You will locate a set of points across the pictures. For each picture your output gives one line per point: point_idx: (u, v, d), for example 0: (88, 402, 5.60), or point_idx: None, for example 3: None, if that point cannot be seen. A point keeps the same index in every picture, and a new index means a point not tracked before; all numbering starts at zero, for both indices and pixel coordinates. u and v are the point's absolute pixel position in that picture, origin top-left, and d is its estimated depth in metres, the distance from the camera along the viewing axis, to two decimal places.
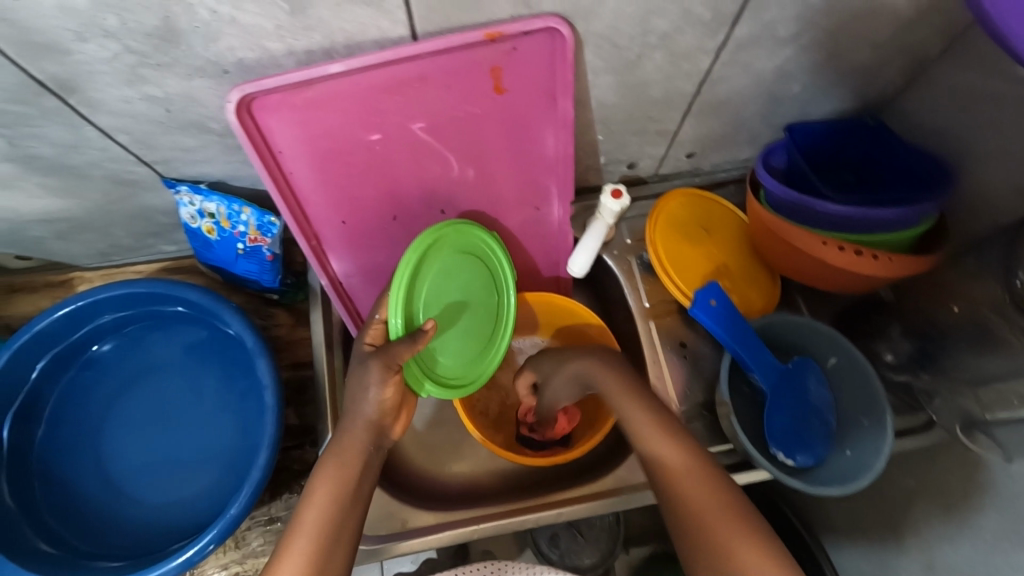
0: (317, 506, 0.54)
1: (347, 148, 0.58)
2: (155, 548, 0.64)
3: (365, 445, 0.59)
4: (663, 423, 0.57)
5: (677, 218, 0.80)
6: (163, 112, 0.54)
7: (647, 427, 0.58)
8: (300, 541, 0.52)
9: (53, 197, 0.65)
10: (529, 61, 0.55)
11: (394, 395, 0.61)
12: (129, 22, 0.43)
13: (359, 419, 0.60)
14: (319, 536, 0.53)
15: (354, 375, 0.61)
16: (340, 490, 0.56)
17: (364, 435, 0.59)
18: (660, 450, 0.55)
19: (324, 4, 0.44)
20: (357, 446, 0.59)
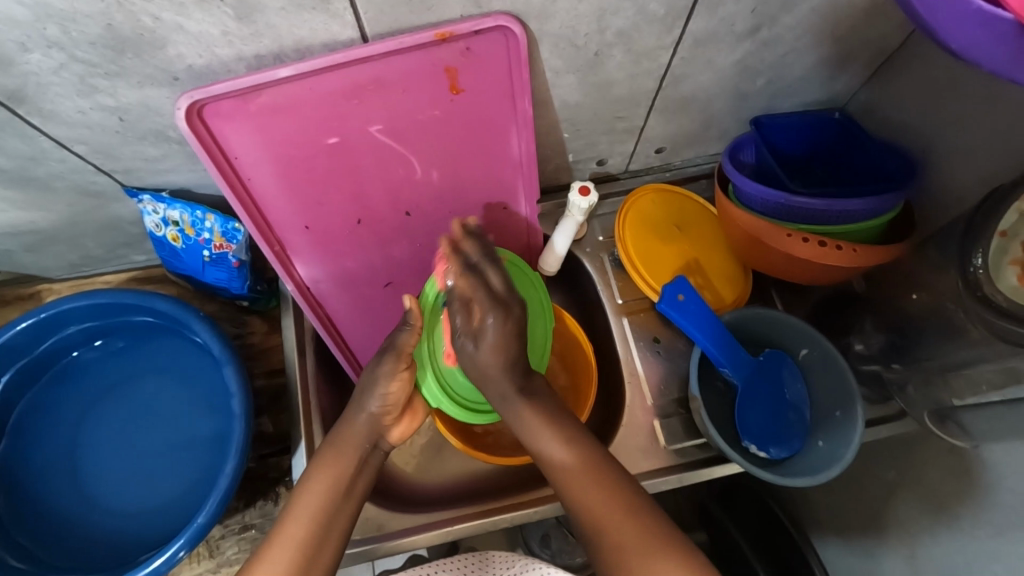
0: (312, 499, 0.55)
1: (306, 152, 0.57)
2: (127, 558, 0.64)
3: (362, 443, 0.60)
4: (555, 420, 0.59)
5: (648, 214, 0.81)
6: (119, 122, 0.53)
7: (542, 422, 0.59)
8: (292, 531, 0.53)
9: (15, 209, 0.64)
10: (485, 62, 0.55)
11: (400, 394, 0.62)
12: (73, 31, 0.43)
13: (362, 413, 0.61)
14: (310, 528, 0.54)
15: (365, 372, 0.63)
16: (335, 484, 0.57)
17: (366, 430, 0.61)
18: (552, 451, 0.57)
19: (270, 8, 0.44)
20: (355, 443, 0.60)
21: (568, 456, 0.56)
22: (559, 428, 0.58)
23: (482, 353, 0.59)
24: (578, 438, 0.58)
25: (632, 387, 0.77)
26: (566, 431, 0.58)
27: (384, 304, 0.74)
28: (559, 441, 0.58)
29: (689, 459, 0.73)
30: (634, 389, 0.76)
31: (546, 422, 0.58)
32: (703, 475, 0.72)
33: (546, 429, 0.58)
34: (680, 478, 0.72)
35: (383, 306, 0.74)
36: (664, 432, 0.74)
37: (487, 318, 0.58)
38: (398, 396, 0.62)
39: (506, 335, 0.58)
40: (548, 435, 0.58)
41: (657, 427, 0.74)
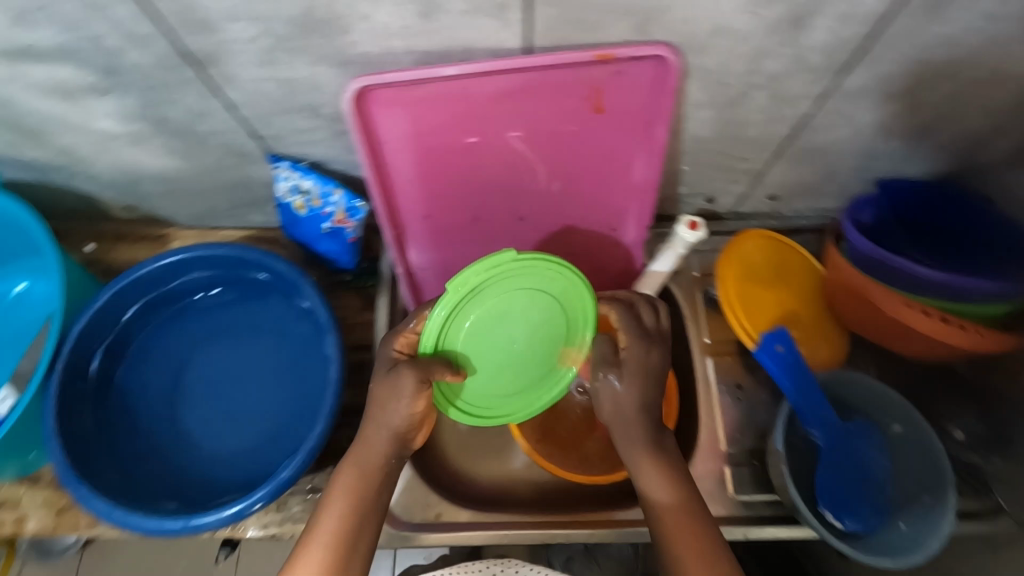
0: (334, 510, 0.56)
1: (445, 147, 0.59)
2: (210, 497, 0.68)
3: (388, 454, 0.59)
4: (659, 451, 0.57)
5: (751, 258, 0.78)
6: (285, 93, 0.58)
7: (650, 461, 0.57)
8: (319, 537, 0.54)
9: (171, 157, 0.70)
10: (633, 87, 0.56)
11: (423, 411, 0.59)
12: (277, 9, 0.47)
13: (379, 433, 0.58)
14: (331, 538, 0.54)
15: (376, 393, 0.59)
16: (357, 494, 0.56)
17: (384, 443, 0.58)
18: (652, 489, 0.56)
19: (453, 11, 0.47)
20: (374, 456, 0.58)
21: (669, 494, 0.55)
22: (661, 458, 0.57)
23: (613, 392, 0.59)
24: (676, 470, 0.56)
25: (707, 428, 0.76)
26: (669, 470, 0.56)
27: None
28: (662, 482, 0.56)
29: (756, 512, 0.71)
30: (708, 431, 0.76)
31: (654, 463, 0.56)
32: (766, 533, 0.70)
33: (648, 467, 0.56)
34: (745, 531, 0.69)
35: None
36: (734, 480, 0.73)
37: (629, 347, 0.60)
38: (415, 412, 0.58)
39: (645, 370, 0.59)
40: (650, 467, 0.56)
41: (728, 474, 0.73)
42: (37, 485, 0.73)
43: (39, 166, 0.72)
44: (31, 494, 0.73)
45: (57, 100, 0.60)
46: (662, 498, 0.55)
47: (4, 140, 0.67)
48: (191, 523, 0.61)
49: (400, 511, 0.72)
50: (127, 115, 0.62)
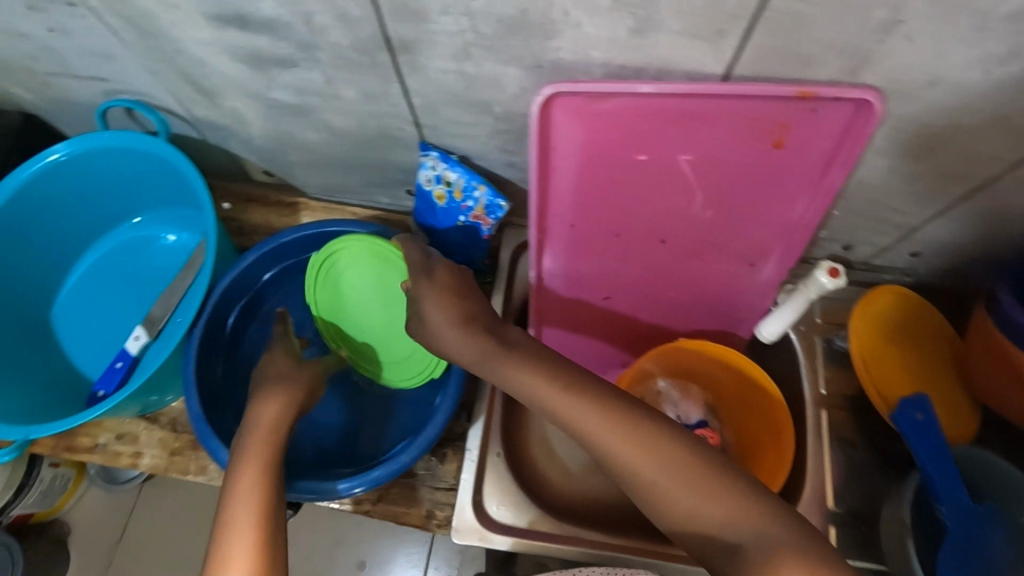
0: (248, 499, 0.51)
1: (612, 161, 0.59)
2: (327, 466, 0.71)
3: (279, 432, 0.57)
4: (661, 445, 0.46)
5: (884, 315, 0.74)
6: (463, 87, 0.58)
7: (650, 468, 0.45)
8: (240, 532, 0.49)
9: (326, 132, 0.72)
10: (822, 127, 0.54)
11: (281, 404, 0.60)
12: (492, 8, 0.48)
13: (278, 412, 0.59)
14: (257, 524, 0.49)
15: (257, 391, 0.62)
16: (265, 481, 0.53)
17: (270, 435, 0.57)
18: (691, 502, 0.44)
19: (666, 31, 0.47)
20: (275, 448, 0.56)
21: (724, 517, 0.42)
22: (667, 456, 0.45)
23: (580, 424, 0.48)
24: (696, 463, 0.45)
25: (813, 481, 0.73)
26: (681, 468, 0.45)
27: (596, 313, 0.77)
28: (703, 498, 0.43)
29: None
30: (814, 484, 0.73)
31: (671, 468, 0.45)
32: None
33: (659, 467, 0.45)
34: None
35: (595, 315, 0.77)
36: (839, 541, 0.69)
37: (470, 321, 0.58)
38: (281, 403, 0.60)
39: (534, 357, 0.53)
40: (668, 475, 0.45)
41: (833, 534, 0.70)
42: (156, 424, 0.77)
43: (203, 124, 0.75)
44: (149, 432, 0.77)
45: (244, 67, 0.62)
46: (711, 519, 0.43)
47: (181, 96, 0.70)
48: (312, 488, 0.64)
49: (490, 511, 0.72)
50: (304, 88, 0.64)
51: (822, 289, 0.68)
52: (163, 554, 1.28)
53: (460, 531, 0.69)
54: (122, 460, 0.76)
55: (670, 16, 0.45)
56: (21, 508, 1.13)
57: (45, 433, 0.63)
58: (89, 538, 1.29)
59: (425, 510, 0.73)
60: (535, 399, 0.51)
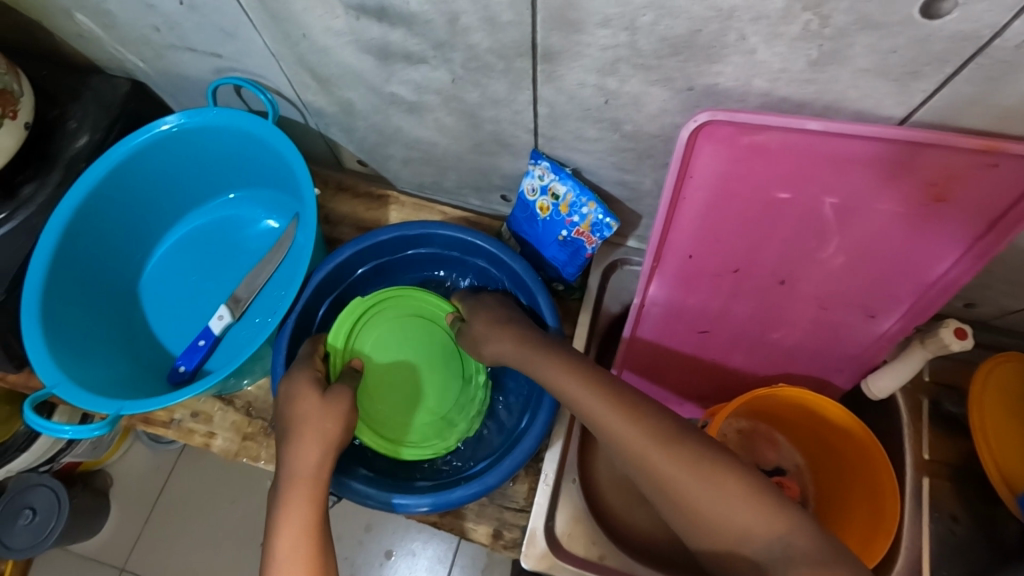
0: (291, 535, 0.53)
1: (749, 195, 0.56)
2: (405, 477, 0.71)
3: (328, 454, 0.58)
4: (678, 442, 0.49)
5: (1008, 383, 0.68)
6: (599, 102, 0.55)
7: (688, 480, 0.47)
8: (291, 558, 0.52)
9: (434, 131, 0.70)
10: (997, 186, 0.49)
11: (324, 415, 0.60)
12: (661, 26, 0.44)
13: (320, 453, 0.57)
14: (307, 545, 0.52)
15: (299, 400, 0.61)
16: (314, 521, 0.54)
17: (319, 452, 0.57)
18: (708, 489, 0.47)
19: (851, 67, 0.43)
20: (318, 465, 0.57)
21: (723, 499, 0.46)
22: (707, 473, 0.47)
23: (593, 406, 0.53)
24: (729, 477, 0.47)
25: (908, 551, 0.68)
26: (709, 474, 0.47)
27: (690, 347, 0.74)
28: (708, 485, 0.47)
29: None
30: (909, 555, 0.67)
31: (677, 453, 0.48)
32: None
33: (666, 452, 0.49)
34: None
35: (688, 349, 0.74)
36: None
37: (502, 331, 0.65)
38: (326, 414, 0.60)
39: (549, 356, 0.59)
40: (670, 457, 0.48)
41: None
42: (231, 405, 0.76)
43: (309, 110, 0.74)
44: (224, 414, 0.76)
45: (368, 60, 0.60)
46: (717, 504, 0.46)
47: (294, 80, 0.68)
48: (390, 500, 0.63)
49: (560, 538, 0.70)
50: (424, 86, 0.62)
51: (943, 344, 0.61)
52: (201, 520, 1.28)
53: (531, 557, 0.67)
54: (195, 438, 0.76)
55: (863, 51, 0.41)
56: (71, 457, 1.18)
57: (138, 409, 0.63)
58: (132, 495, 1.31)
59: (492, 529, 0.71)
60: (602, 408, 0.53)
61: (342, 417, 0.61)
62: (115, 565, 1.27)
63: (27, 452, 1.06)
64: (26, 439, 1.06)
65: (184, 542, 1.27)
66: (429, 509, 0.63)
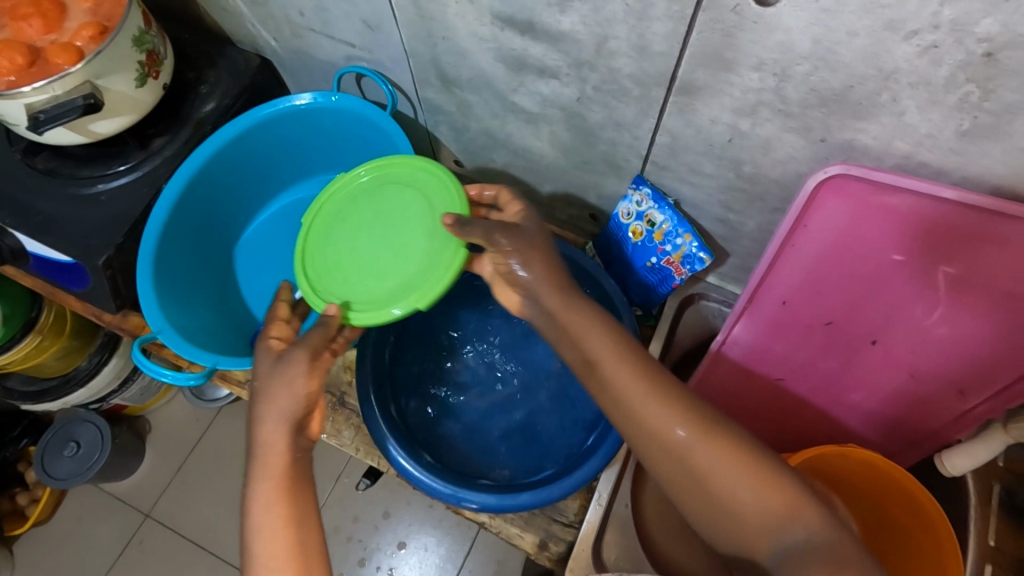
0: (268, 538, 0.50)
1: (860, 250, 0.56)
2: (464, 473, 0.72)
3: (290, 427, 0.54)
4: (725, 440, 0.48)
5: None
6: (724, 139, 0.56)
7: (725, 468, 0.47)
8: (272, 556, 0.49)
9: (544, 143, 0.72)
10: None
11: (300, 384, 0.54)
12: (816, 76, 0.45)
13: (282, 423, 0.54)
14: (284, 535, 0.50)
15: (263, 380, 0.56)
16: (283, 513, 0.51)
17: (290, 430, 0.54)
18: (745, 489, 0.46)
19: (1006, 143, 0.43)
20: (274, 448, 0.53)
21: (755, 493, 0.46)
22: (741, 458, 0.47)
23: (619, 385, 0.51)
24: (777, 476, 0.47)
25: None
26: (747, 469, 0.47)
27: (765, 393, 0.73)
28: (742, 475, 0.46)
29: None
30: None
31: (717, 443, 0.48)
32: None
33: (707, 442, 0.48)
34: None
35: (763, 395, 0.73)
36: None
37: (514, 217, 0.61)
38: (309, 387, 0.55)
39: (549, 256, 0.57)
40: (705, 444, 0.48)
41: None
42: None
43: (424, 106, 0.77)
44: None
45: (501, 67, 0.62)
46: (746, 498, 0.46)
47: (419, 77, 0.71)
48: (455, 491, 0.64)
49: (604, 563, 0.69)
50: (549, 100, 0.63)
51: None
52: (230, 479, 1.32)
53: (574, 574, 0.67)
54: None
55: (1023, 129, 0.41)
56: (121, 398, 1.23)
57: (232, 366, 0.67)
58: (170, 443, 1.36)
59: (539, 539, 0.72)
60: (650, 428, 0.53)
61: (302, 378, 0.54)
62: (142, 509, 1.31)
63: (84, 388, 1.11)
64: (88, 374, 1.11)
65: (211, 497, 1.31)
66: (490, 508, 0.64)
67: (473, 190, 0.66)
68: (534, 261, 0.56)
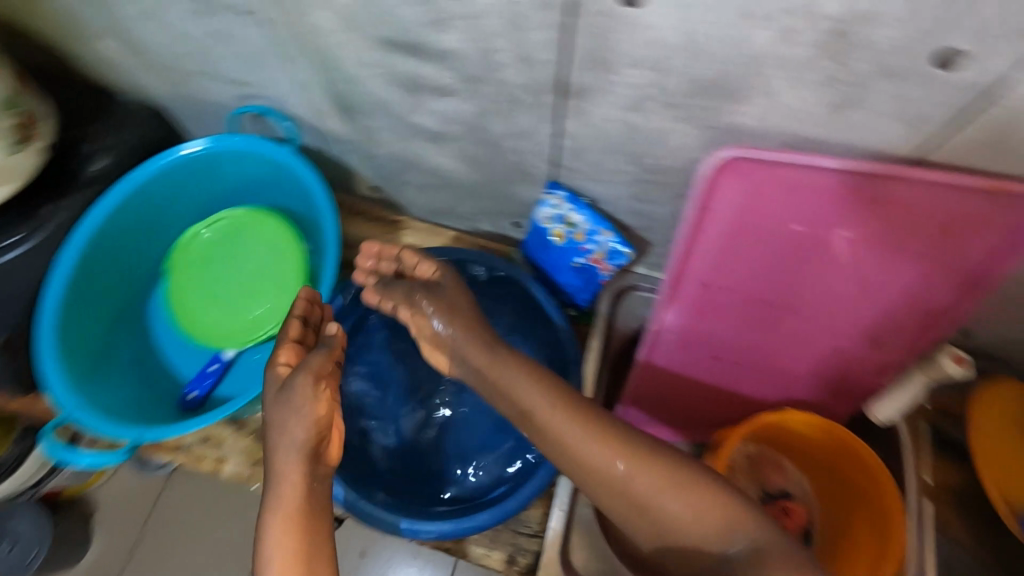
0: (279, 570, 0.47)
1: (766, 228, 0.58)
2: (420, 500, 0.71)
3: (301, 456, 0.51)
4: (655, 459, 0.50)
5: (1003, 409, 0.70)
6: (622, 136, 0.57)
7: (655, 485, 0.49)
8: None
9: (454, 160, 0.71)
10: (1003, 226, 0.52)
11: (313, 412, 0.52)
12: (692, 68, 0.46)
13: (294, 455, 0.51)
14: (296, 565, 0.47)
15: (277, 414, 0.52)
16: (296, 543, 0.48)
17: (301, 457, 0.51)
18: (675, 503, 0.49)
19: (870, 111, 0.46)
20: (292, 480, 0.50)
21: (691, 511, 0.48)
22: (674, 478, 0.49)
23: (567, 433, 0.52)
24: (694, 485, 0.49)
25: None
26: (679, 488, 0.49)
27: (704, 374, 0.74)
28: (660, 482, 0.49)
29: None
30: None
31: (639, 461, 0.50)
32: None
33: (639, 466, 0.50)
34: None
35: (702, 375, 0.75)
36: None
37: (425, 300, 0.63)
38: (319, 413, 0.52)
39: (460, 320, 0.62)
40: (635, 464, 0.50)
41: None
42: (240, 431, 0.76)
43: (330, 137, 0.75)
44: (234, 438, 0.75)
45: (397, 91, 0.62)
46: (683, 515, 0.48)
47: (319, 109, 0.70)
48: (412, 524, 0.64)
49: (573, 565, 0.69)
50: (450, 118, 0.63)
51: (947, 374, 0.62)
52: None
53: None
54: (204, 464, 0.75)
55: (881, 98, 0.44)
56: None
57: (156, 436, 0.64)
58: None
59: (507, 555, 0.72)
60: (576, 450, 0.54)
61: (315, 413, 0.52)
62: None
63: None
64: None
65: None
66: (451, 534, 0.64)
67: (373, 248, 0.70)
68: (456, 318, 0.62)
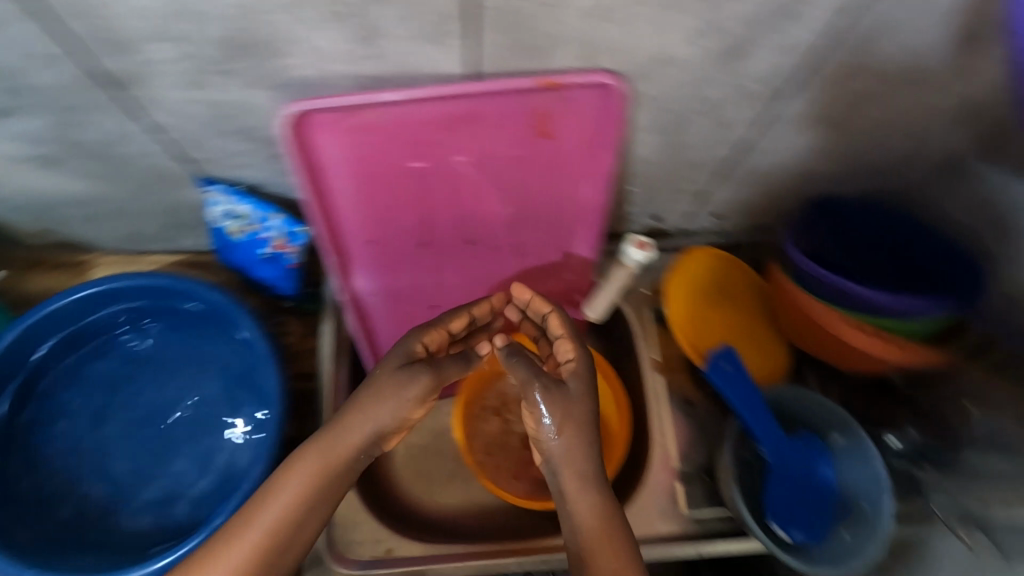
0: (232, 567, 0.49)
1: (388, 171, 0.57)
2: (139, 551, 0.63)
3: (335, 465, 0.53)
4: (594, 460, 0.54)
5: (699, 273, 0.76)
6: (213, 115, 0.54)
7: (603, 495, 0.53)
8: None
9: (88, 181, 0.65)
10: (580, 113, 0.55)
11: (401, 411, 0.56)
12: (203, 30, 0.44)
13: (311, 476, 0.52)
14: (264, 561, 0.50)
15: (363, 400, 0.54)
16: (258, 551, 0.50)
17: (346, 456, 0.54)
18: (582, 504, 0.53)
19: (394, 36, 0.46)
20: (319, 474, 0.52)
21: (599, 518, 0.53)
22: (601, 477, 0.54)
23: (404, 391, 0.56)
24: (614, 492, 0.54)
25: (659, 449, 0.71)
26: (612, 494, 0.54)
27: None
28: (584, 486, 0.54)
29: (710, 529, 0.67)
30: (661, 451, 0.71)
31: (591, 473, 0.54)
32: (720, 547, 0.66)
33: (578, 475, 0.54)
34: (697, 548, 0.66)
35: None
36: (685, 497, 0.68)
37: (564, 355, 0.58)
38: (405, 415, 0.55)
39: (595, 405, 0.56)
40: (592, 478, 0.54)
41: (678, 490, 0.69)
42: None
43: None
44: None
45: None
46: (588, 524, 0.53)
47: None
48: None
49: None
50: (39, 139, 0.57)
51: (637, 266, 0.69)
52: None
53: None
54: None
55: (391, 21, 0.44)
56: None
57: None
58: None
59: None
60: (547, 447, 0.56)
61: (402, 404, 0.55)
62: None
63: None
64: None
65: None
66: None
67: (522, 293, 0.62)
68: (570, 422, 0.54)
